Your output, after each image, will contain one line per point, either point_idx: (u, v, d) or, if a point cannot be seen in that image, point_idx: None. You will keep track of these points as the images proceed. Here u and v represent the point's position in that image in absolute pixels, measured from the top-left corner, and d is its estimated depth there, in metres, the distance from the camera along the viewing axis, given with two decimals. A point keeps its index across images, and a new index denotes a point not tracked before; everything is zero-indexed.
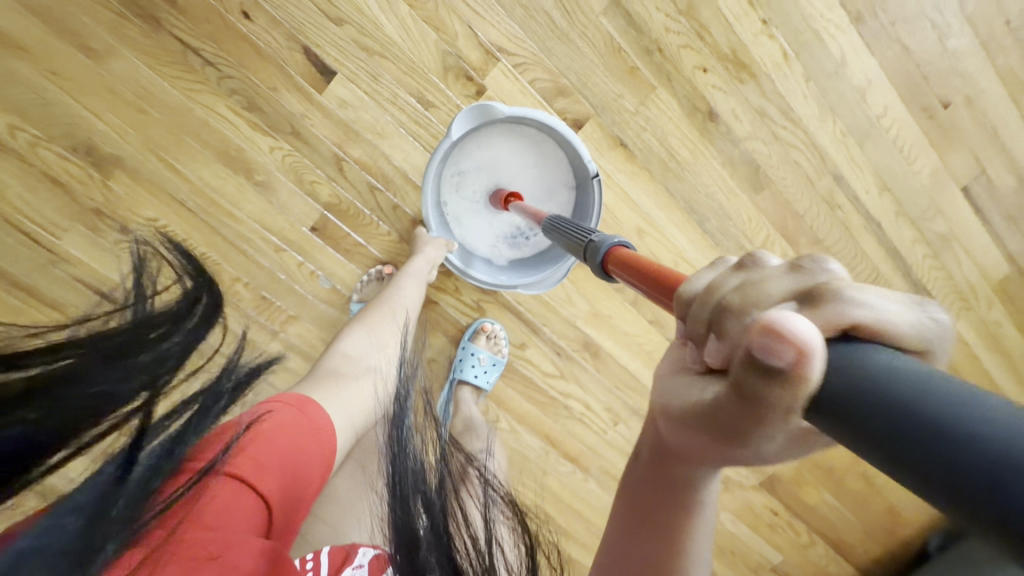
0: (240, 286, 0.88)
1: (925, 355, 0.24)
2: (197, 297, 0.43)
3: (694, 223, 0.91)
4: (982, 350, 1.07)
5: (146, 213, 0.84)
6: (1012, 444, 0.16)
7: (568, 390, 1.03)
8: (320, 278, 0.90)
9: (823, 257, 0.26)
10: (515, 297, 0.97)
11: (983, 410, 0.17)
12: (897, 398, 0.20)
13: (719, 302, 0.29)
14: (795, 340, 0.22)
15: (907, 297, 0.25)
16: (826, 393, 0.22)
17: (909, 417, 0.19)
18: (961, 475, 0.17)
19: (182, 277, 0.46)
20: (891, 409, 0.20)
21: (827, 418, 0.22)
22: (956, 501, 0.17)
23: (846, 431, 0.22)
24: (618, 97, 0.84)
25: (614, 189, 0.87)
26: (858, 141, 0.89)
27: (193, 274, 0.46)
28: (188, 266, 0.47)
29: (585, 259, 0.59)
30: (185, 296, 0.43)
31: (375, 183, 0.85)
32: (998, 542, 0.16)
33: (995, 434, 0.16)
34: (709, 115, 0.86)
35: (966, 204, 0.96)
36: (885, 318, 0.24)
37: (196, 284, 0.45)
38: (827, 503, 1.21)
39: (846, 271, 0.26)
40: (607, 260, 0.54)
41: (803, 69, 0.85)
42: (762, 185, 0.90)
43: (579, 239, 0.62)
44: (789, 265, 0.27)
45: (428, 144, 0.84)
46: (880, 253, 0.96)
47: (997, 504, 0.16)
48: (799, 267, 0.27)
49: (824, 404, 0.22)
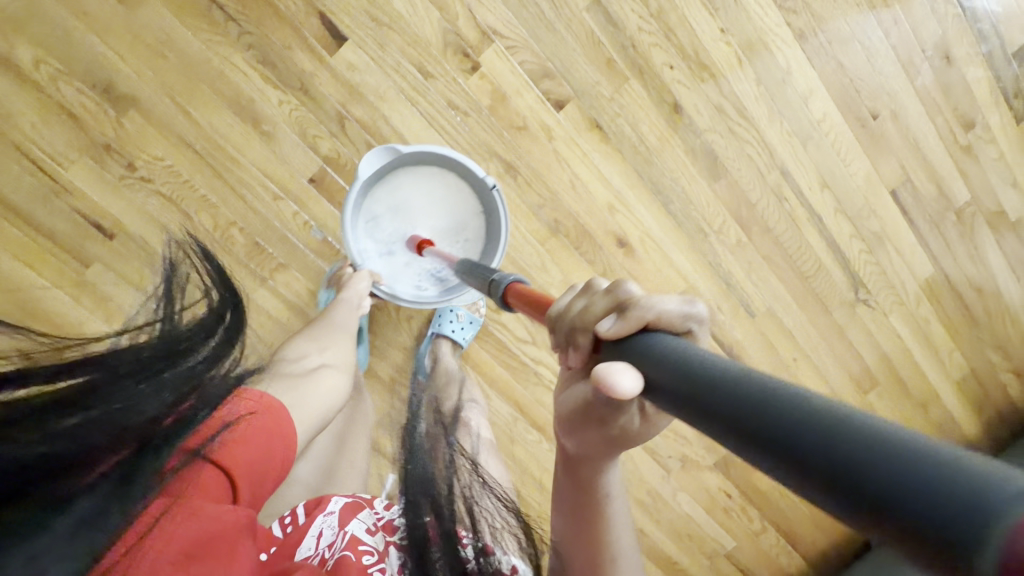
0: (235, 231, 0.95)
1: (689, 334, 0.38)
2: (219, 314, 0.43)
3: (658, 203, 1.02)
4: (909, 341, 1.19)
5: (154, 151, 0.90)
6: (866, 448, 0.21)
7: (538, 356, 1.10)
8: (312, 229, 0.97)
9: (626, 281, 0.39)
10: (494, 263, 1.03)
11: (838, 413, 0.23)
12: (765, 398, 0.26)
13: (573, 318, 0.42)
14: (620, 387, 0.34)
15: (679, 298, 0.38)
16: (710, 393, 0.29)
17: (779, 417, 0.25)
18: (826, 464, 0.22)
19: (209, 291, 0.45)
20: (761, 405, 0.26)
21: (710, 410, 0.29)
22: (821, 482, 0.22)
23: (719, 422, 0.28)
24: (596, 84, 0.95)
25: (588, 166, 0.99)
26: (801, 141, 1.02)
27: (219, 288, 0.46)
28: (217, 281, 0.47)
29: (489, 293, 0.68)
30: (208, 311, 0.42)
31: (372, 142, 0.93)
32: (858, 521, 0.22)
33: (846, 434, 0.22)
34: (674, 107, 0.97)
35: (895, 206, 1.09)
36: (664, 313, 0.37)
37: (220, 301, 0.44)
38: (777, 489, 1.28)
39: (640, 290, 0.38)
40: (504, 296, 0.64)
41: (755, 74, 0.98)
42: (719, 173, 1.02)
43: (484, 274, 0.72)
44: (613, 293, 0.39)
45: (424, 110, 0.93)
46: (819, 244, 1.09)
47: (849, 485, 0.21)
48: (613, 293, 0.39)
49: (710, 400, 0.29)
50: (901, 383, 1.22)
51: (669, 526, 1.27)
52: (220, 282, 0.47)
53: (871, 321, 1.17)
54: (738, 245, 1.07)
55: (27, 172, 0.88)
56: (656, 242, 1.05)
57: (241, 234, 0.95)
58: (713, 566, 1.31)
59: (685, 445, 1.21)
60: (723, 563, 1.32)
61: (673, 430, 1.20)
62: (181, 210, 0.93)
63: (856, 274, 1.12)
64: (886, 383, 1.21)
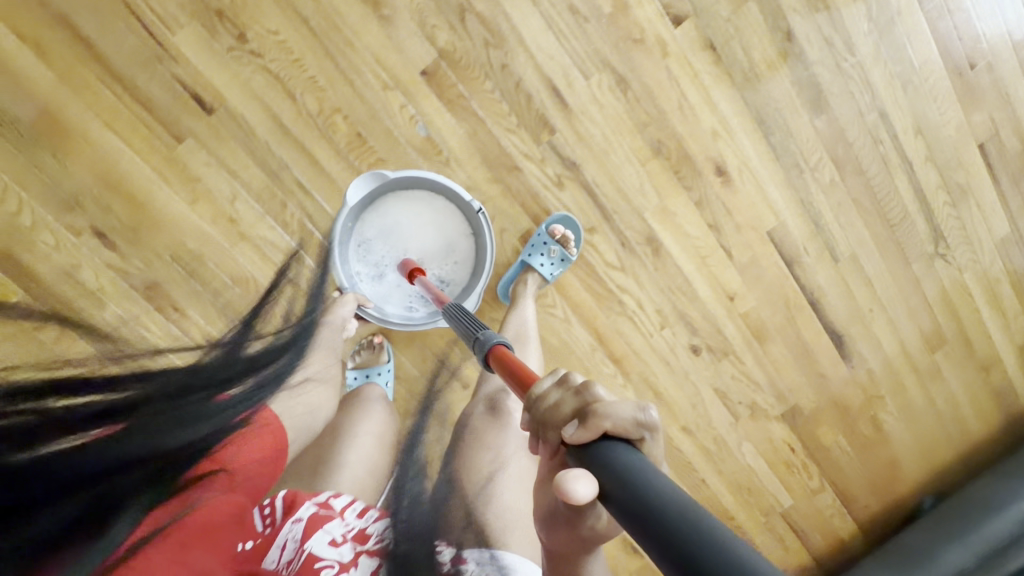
0: (338, 120, 0.92)
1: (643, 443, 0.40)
2: (285, 342, 0.45)
3: (760, 133, 1.02)
4: (980, 301, 1.20)
5: (268, 24, 0.87)
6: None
7: (624, 285, 1.07)
8: (418, 125, 0.94)
9: (596, 384, 0.42)
10: (594, 178, 1.01)
11: (740, 547, 0.27)
12: (669, 516, 0.31)
13: (549, 403, 0.44)
14: (571, 489, 0.37)
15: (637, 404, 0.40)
16: (623, 498, 0.34)
17: (683, 540, 0.29)
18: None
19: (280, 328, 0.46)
20: (667, 522, 0.30)
21: (625, 515, 0.34)
22: None
23: (641, 527, 0.32)
24: (715, 2, 0.95)
25: (698, 87, 0.98)
26: (901, 84, 1.04)
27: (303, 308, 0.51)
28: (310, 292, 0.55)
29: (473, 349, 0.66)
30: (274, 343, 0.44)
31: (490, 40, 0.92)
32: None
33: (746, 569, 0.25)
34: (787, 35, 0.98)
35: (981, 160, 1.11)
36: (620, 418, 0.39)
37: (283, 340, 0.45)
38: (840, 448, 1.26)
39: (608, 393, 0.42)
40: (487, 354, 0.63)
41: (865, 11, 0.99)
42: (821, 108, 1.03)
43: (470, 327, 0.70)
44: (582, 390, 0.43)
45: (545, 12, 0.92)
46: (906, 191, 1.10)
47: None
48: (582, 392, 0.42)
49: (625, 506, 0.34)
50: (967, 343, 1.23)
51: (730, 478, 1.24)
52: (299, 325, 0.47)
53: (947, 278, 1.18)
54: (830, 185, 1.08)
55: (137, 35, 0.86)
56: (753, 173, 1.04)
57: (343, 122, 0.92)
58: (769, 526, 1.29)
59: (757, 393, 1.19)
60: (778, 523, 1.29)
61: (747, 376, 1.17)
62: (288, 90, 0.90)
63: (937, 227, 1.14)
64: (953, 341, 1.22)
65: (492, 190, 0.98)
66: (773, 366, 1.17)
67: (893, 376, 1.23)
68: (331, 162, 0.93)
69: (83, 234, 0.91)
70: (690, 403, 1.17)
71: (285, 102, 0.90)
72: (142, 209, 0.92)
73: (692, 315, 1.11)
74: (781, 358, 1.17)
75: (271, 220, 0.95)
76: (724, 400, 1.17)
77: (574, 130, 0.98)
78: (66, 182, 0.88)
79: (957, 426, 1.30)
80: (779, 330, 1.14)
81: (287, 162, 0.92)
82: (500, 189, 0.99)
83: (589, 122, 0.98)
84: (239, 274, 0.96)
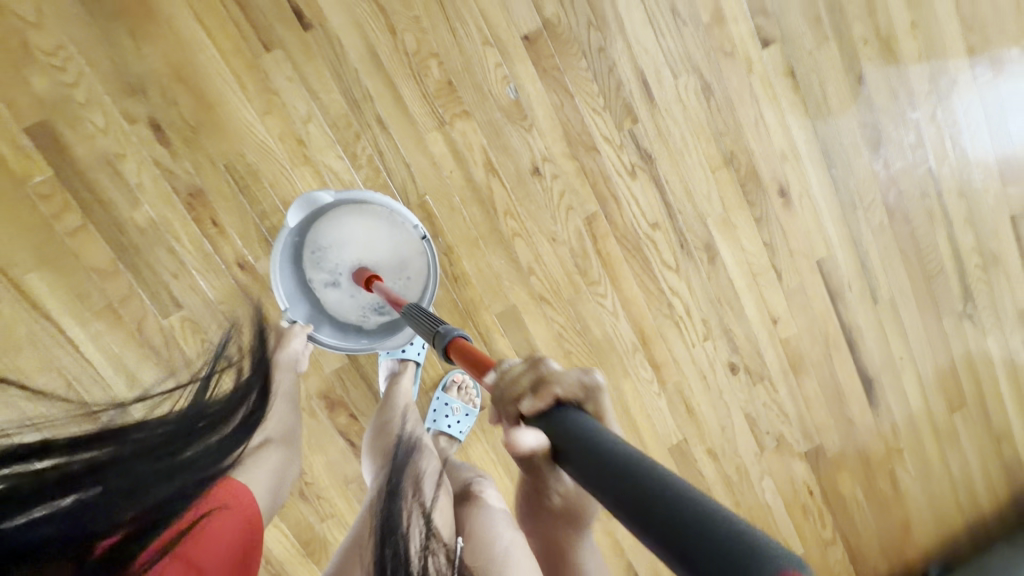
0: (430, 65, 0.91)
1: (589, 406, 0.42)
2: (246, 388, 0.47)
3: (824, 165, 1.06)
4: (999, 368, 1.24)
5: None
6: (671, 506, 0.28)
7: (676, 288, 1.05)
8: (509, 87, 0.93)
9: (549, 359, 0.43)
10: (666, 176, 1.01)
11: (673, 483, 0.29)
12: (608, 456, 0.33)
13: (507, 378, 0.44)
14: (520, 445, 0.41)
15: (583, 369, 0.43)
16: (568, 445, 0.36)
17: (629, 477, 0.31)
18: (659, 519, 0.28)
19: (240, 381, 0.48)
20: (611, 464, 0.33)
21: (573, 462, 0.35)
22: (648, 533, 0.28)
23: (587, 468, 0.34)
24: (802, 34, 1.01)
25: (776, 108, 1.02)
26: (950, 147, 1.12)
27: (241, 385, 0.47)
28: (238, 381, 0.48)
29: (432, 343, 0.64)
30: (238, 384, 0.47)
31: (593, 21, 0.94)
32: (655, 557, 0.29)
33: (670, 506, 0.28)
34: (859, 79, 1.04)
35: (1011, 230, 1.18)
36: (570, 386, 0.41)
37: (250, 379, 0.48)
38: (856, 501, 1.23)
39: (559, 365, 0.43)
40: (449, 348, 0.61)
41: (929, 74, 1.07)
42: (880, 154, 1.08)
43: (430, 323, 0.66)
44: (542, 362, 0.44)
45: (649, 7, 0.95)
46: (945, 247, 1.15)
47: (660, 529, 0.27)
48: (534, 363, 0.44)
49: (570, 454, 0.36)
50: (984, 410, 1.25)
51: (746, 517, 1.18)
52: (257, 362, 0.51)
53: (972, 340, 1.21)
54: (880, 228, 1.11)
55: None
56: (812, 202, 1.07)
57: (435, 69, 0.91)
58: None
59: (785, 426, 1.16)
60: None
61: (778, 407, 1.14)
62: (390, 24, 0.89)
63: (969, 287, 1.18)
64: (971, 404, 1.24)
65: (567, 167, 0.98)
66: (804, 400, 1.15)
67: (914, 432, 1.22)
68: (414, 105, 0.91)
69: (139, 125, 0.85)
70: (719, 425, 1.13)
71: (383, 38, 0.89)
72: (209, 111, 0.86)
73: (736, 333, 1.09)
74: (813, 393, 1.15)
75: (339, 150, 0.90)
76: (753, 428, 1.14)
77: (656, 124, 0.99)
78: (133, 66, 0.83)
79: (967, 496, 1.29)
80: (816, 364, 1.13)
81: (372, 95, 0.90)
82: (575, 168, 0.98)
83: (671, 119, 0.99)
84: (292, 201, 0.91)
